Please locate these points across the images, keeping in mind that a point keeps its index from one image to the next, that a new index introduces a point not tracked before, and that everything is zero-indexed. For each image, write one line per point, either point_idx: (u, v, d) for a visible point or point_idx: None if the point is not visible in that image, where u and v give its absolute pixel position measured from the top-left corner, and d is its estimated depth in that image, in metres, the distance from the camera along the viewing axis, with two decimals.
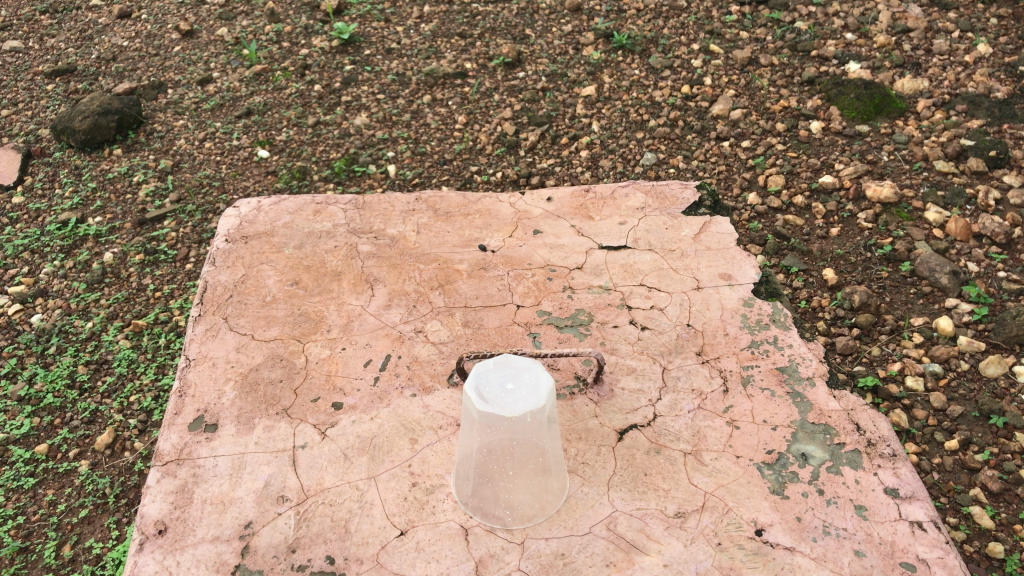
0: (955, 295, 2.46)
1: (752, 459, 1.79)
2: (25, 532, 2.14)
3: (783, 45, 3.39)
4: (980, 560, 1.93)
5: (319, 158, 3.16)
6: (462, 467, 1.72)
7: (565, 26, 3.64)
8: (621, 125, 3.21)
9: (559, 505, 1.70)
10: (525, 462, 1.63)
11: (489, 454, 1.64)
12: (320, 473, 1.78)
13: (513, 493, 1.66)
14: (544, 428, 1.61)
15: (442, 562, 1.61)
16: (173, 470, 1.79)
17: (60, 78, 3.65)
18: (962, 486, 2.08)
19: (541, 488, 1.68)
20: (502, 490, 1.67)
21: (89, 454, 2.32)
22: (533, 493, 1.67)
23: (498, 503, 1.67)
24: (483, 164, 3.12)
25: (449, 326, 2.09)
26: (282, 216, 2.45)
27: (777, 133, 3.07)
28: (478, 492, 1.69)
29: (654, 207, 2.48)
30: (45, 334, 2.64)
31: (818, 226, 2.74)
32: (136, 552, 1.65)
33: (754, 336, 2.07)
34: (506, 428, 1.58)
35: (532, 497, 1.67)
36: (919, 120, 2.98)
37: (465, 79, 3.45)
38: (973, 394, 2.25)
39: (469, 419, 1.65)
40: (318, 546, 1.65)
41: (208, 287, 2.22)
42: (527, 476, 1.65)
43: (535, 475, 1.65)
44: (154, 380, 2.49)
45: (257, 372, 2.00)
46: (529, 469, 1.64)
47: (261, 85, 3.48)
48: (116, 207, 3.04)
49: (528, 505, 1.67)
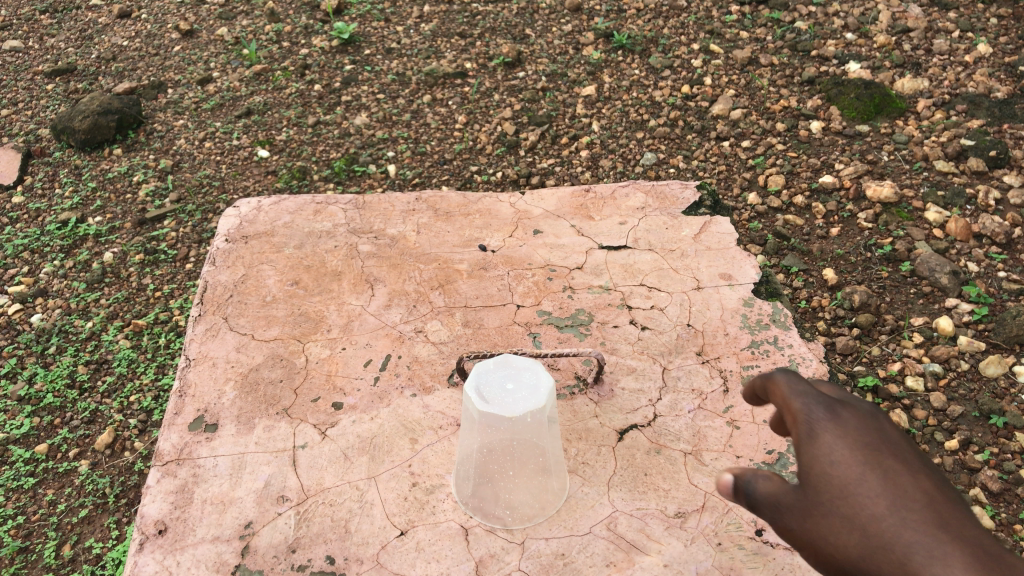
0: (955, 295, 2.46)
1: (752, 459, 1.79)
2: (25, 532, 2.14)
3: (783, 45, 3.39)
4: None
5: (319, 158, 3.16)
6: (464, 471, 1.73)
7: (565, 27, 3.64)
8: (622, 125, 3.21)
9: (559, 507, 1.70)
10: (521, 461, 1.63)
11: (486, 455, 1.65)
12: (320, 473, 1.78)
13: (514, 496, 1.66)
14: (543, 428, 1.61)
15: (441, 562, 1.61)
16: (174, 470, 1.79)
17: (60, 78, 3.64)
18: (962, 487, 2.08)
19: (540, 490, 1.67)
20: (503, 489, 1.67)
21: (90, 454, 2.32)
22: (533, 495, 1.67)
23: (498, 503, 1.67)
24: (483, 164, 3.12)
25: (449, 326, 2.09)
26: (282, 215, 2.45)
27: (777, 133, 3.06)
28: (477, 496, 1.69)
29: (654, 207, 2.48)
30: (45, 334, 2.64)
31: (818, 226, 2.73)
32: (135, 552, 1.65)
33: (754, 336, 2.06)
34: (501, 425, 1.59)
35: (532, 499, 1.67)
36: (919, 120, 2.98)
37: (465, 79, 3.45)
38: (972, 394, 2.25)
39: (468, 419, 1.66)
40: (318, 546, 1.65)
41: (208, 287, 2.22)
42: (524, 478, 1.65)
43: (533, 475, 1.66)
44: (154, 380, 2.49)
45: (257, 372, 2.00)
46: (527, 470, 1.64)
47: (261, 85, 3.48)
48: (116, 207, 3.04)
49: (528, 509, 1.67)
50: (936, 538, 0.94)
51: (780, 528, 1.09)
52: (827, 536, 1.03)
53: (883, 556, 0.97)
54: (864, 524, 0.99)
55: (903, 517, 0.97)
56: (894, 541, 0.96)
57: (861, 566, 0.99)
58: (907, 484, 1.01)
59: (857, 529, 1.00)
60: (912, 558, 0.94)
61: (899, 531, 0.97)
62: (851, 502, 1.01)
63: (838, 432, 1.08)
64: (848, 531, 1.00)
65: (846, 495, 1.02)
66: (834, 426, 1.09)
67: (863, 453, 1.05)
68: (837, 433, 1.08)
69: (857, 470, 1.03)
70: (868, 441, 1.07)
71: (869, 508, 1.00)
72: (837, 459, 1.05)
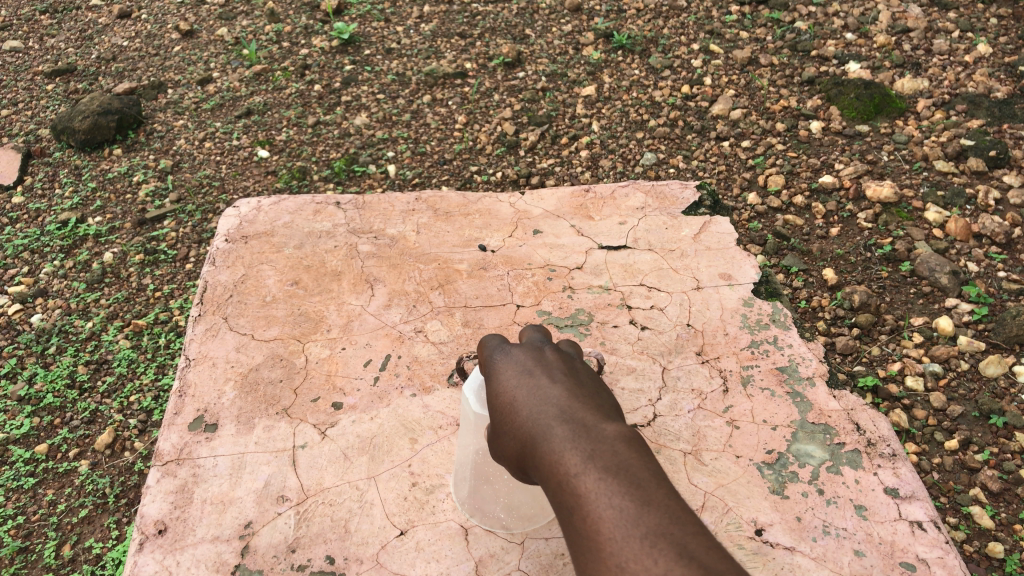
0: (955, 295, 2.47)
1: (752, 459, 1.79)
2: (25, 532, 2.14)
3: (783, 45, 3.39)
4: (980, 559, 1.93)
5: (319, 158, 3.16)
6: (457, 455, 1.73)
7: (565, 27, 3.64)
8: (622, 125, 3.21)
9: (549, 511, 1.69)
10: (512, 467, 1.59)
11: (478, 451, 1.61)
12: (320, 473, 1.78)
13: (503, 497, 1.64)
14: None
15: (442, 562, 1.62)
16: (174, 470, 1.79)
17: (60, 78, 3.64)
18: (962, 486, 2.08)
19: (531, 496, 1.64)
20: (499, 491, 1.65)
21: (90, 454, 2.32)
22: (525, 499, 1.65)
23: (497, 504, 1.67)
24: (483, 164, 3.12)
25: (449, 326, 2.09)
26: (282, 215, 2.45)
27: (777, 133, 3.06)
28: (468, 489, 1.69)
29: (654, 207, 2.48)
30: (45, 334, 2.64)
31: (818, 226, 2.73)
32: (135, 552, 1.65)
33: (754, 336, 2.06)
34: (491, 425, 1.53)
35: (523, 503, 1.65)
36: (919, 120, 2.98)
37: (465, 79, 3.45)
38: (973, 393, 2.25)
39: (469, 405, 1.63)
40: (319, 546, 1.65)
41: (208, 287, 2.22)
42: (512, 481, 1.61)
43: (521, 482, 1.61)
44: (154, 380, 2.49)
45: (257, 372, 2.00)
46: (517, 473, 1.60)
47: (260, 85, 3.48)
48: (117, 207, 3.04)
49: (519, 512, 1.66)
50: (558, 427, 1.04)
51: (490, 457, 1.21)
52: (500, 447, 1.16)
53: (522, 450, 1.08)
54: (515, 430, 1.09)
55: (540, 415, 1.07)
56: (525, 431, 1.08)
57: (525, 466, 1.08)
58: (549, 392, 1.11)
59: (508, 430, 1.11)
60: (541, 445, 1.04)
61: (529, 422, 1.08)
62: (506, 417, 1.12)
63: (506, 356, 1.21)
64: (505, 435, 1.12)
65: (503, 412, 1.13)
66: (503, 351, 1.23)
67: (520, 376, 1.16)
68: (507, 356, 1.22)
69: (513, 389, 1.14)
70: (529, 361, 1.19)
71: (512, 412, 1.12)
72: (501, 379, 1.18)
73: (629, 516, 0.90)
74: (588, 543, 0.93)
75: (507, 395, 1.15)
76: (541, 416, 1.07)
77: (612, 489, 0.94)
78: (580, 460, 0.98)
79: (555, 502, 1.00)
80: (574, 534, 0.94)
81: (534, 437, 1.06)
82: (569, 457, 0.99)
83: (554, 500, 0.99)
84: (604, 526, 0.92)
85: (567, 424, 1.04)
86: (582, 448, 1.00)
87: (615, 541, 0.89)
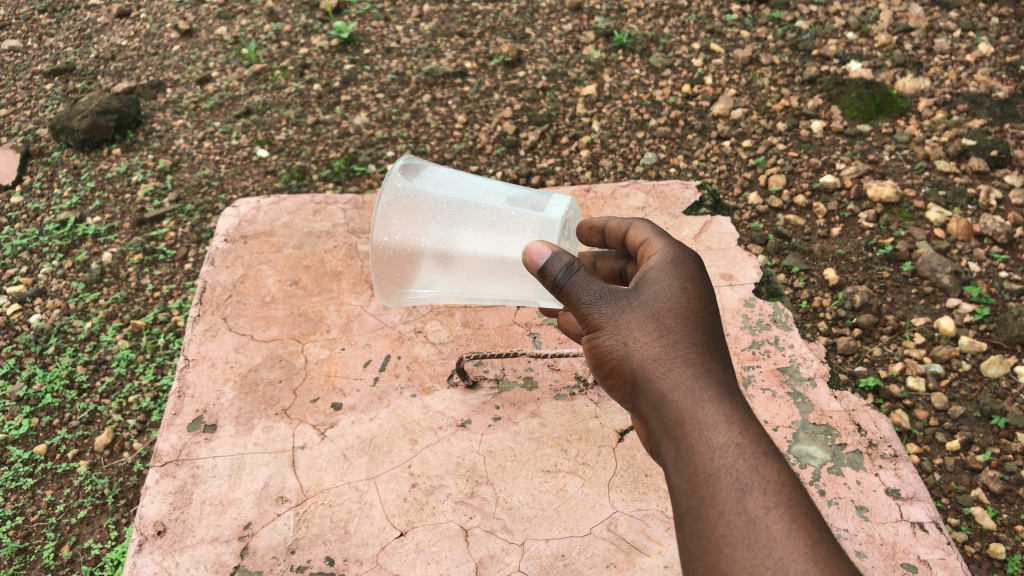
0: (956, 295, 2.46)
1: None
2: (24, 532, 2.13)
3: (783, 45, 3.38)
4: (982, 560, 1.97)
5: (319, 158, 3.15)
6: (449, 179, 1.56)
7: (565, 26, 3.63)
8: (622, 125, 3.20)
9: (382, 298, 1.59)
10: (464, 245, 1.44)
11: (476, 205, 1.46)
12: (320, 474, 1.77)
13: (407, 247, 1.49)
14: (514, 288, 1.46)
15: (442, 564, 1.61)
16: (173, 470, 1.79)
17: (59, 77, 3.63)
18: (963, 487, 2.10)
19: (415, 275, 1.51)
20: (420, 220, 1.48)
21: (90, 454, 2.33)
22: (406, 273, 1.52)
23: (403, 224, 1.49)
24: (483, 164, 3.11)
25: (449, 326, 2.09)
26: (281, 215, 2.44)
27: (777, 133, 3.05)
28: (417, 193, 1.50)
29: (654, 206, 2.46)
30: (44, 334, 2.63)
31: (819, 226, 2.72)
32: (135, 552, 1.65)
33: (754, 336, 2.05)
34: (539, 220, 1.43)
35: (401, 270, 1.51)
36: (921, 120, 2.97)
37: (465, 79, 3.43)
38: (974, 394, 2.26)
39: (522, 193, 1.52)
40: (319, 546, 1.64)
41: (208, 288, 2.22)
42: (436, 246, 1.46)
43: (434, 256, 1.47)
44: (153, 380, 2.49)
45: (257, 372, 1.99)
46: (452, 250, 1.45)
47: (260, 84, 3.48)
48: (116, 207, 3.03)
49: (387, 264, 1.51)
50: (714, 375, 1.12)
51: (590, 318, 1.20)
52: (623, 333, 1.17)
53: (662, 360, 1.14)
54: (665, 344, 1.15)
55: (696, 350, 1.14)
56: (683, 369, 1.12)
57: (653, 372, 1.13)
58: (703, 329, 1.18)
59: (659, 337, 1.15)
60: (694, 377, 1.11)
61: (692, 365, 1.12)
62: (658, 323, 1.17)
63: (681, 281, 1.22)
64: (652, 348, 1.15)
65: (654, 318, 1.17)
66: (664, 262, 1.25)
67: (682, 298, 1.19)
68: (666, 270, 1.24)
69: (675, 304, 1.19)
70: (691, 289, 1.21)
71: (674, 343, 1.15)
72: (669, 299, 1.19)
73: (791, 506, 0.97)
74: (729, 505, 0.99)
75: (673, 321, 1.17)
76: (698, 353, 1.14)
77: (777, 471, 1.01)
78: (751, 431, 1.04)
79: (695, 444, 1.05)
80: (709, 464, 1.03)
81: (690, 375, 1.11)
82: (724, 408, 1.07)
83: (695, 425, 1.07)
84: (761, 499, 0.98)
85: (729, 391, 1.10)
86: (751, 421, 1.06)
87: (772, 521, 0.97)
